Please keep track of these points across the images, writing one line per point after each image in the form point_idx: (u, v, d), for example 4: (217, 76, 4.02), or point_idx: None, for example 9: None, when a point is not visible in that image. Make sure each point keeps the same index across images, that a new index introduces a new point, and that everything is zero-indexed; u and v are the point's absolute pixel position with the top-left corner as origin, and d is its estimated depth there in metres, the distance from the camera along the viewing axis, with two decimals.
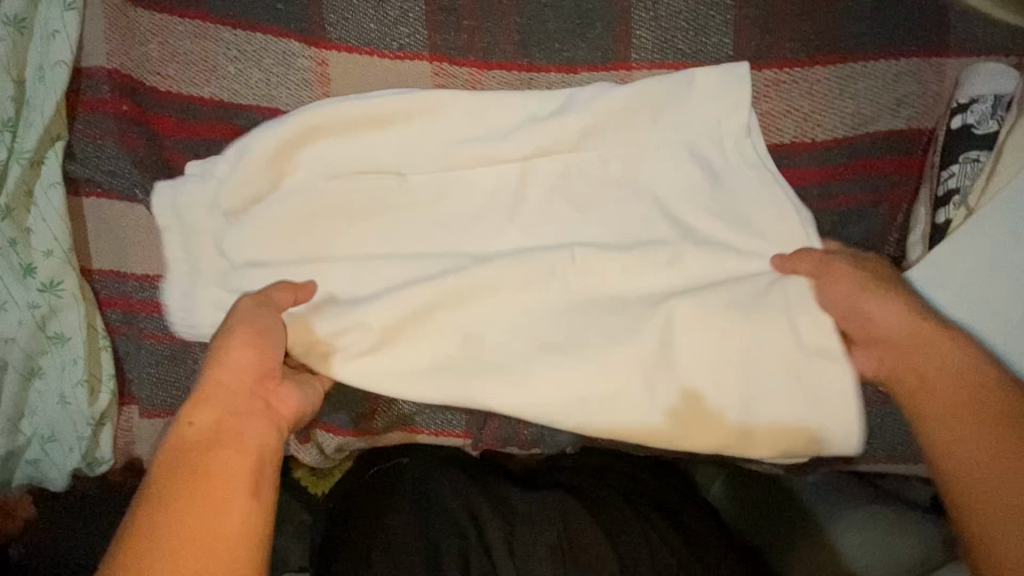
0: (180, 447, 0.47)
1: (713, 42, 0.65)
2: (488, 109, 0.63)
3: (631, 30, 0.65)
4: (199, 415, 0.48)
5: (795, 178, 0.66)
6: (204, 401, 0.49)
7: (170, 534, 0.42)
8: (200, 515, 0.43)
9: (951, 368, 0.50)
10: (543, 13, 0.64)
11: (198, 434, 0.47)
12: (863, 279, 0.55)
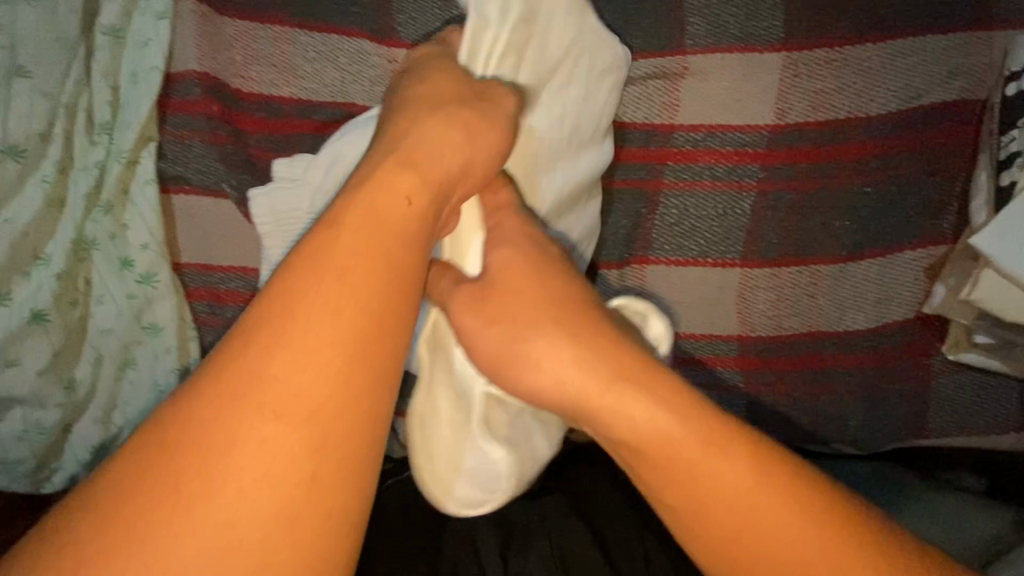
0: (375, 212, 0.42)
1: (765, 24, 0.67)
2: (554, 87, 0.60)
3: (684, 17, 0.67)
4: (404, 192, 0.43)
5: (851, 155, 0.68)
6: (411, 168, 0.45)
7: (290, 370, 0.35)
8: (331, 367, 0.36)
9: (644, 417, 0.43)
10: (600, 4, 0.67)
11: (393, 206, 0.42)
12: (501, 330, 0.48)
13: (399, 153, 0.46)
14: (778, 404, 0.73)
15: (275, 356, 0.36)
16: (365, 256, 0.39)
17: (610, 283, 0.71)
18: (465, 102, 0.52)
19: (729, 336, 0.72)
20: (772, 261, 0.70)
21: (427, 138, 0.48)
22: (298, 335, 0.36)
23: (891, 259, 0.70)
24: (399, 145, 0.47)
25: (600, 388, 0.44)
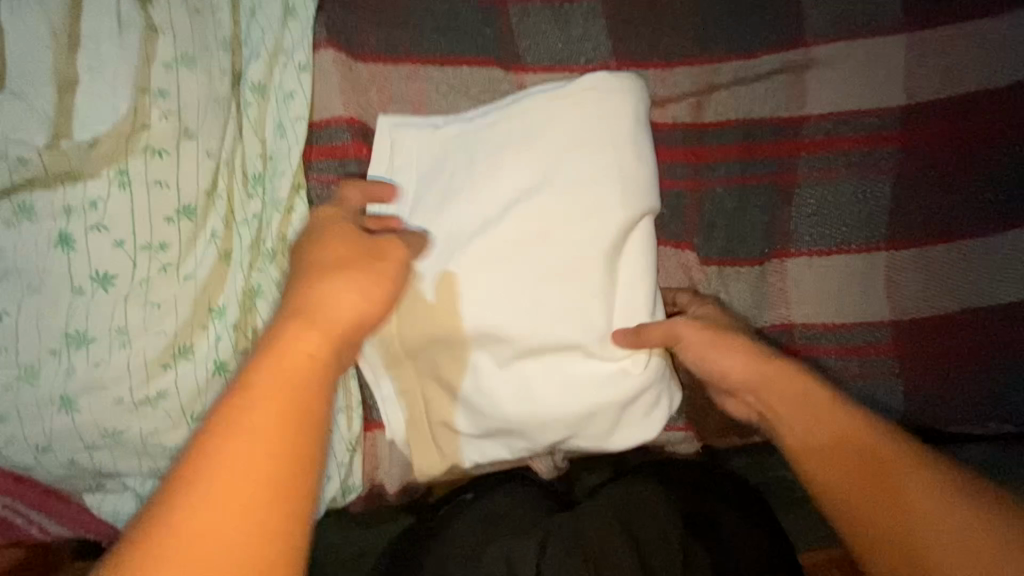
0: (285, 365, 0.46)
1: (880, 11, 0.69)
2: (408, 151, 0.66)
3: (801, 13, 0.68)
4: (306, 349, 0.48)
5: (986, 129, 0.68)
6: (310, 324, 0.49)
7: (213, 525, 0.39)
8: (248, 511, 0.40)
9: (786, 392, 0.59)
10: (715, 10, 0.69)
11: (299, 361, 0.47)
12: (750, 361, 0.61)
13: (301, 306, 0.50)
14: (945, 390, 0.70)
15: (187, 516, 0.39)
16: (274, 417, 0.43)
17: (753, 282, 0.70)
18: (362, 265, 0.54)
19: (882, 323, 0.70)
20: (920, 242, 0.69)
21: (332, 294, 0.51)
22: (219, 489, 0.40)
23: None
24: (301, 301, 0.51)
25: (797, 382, 0.59)
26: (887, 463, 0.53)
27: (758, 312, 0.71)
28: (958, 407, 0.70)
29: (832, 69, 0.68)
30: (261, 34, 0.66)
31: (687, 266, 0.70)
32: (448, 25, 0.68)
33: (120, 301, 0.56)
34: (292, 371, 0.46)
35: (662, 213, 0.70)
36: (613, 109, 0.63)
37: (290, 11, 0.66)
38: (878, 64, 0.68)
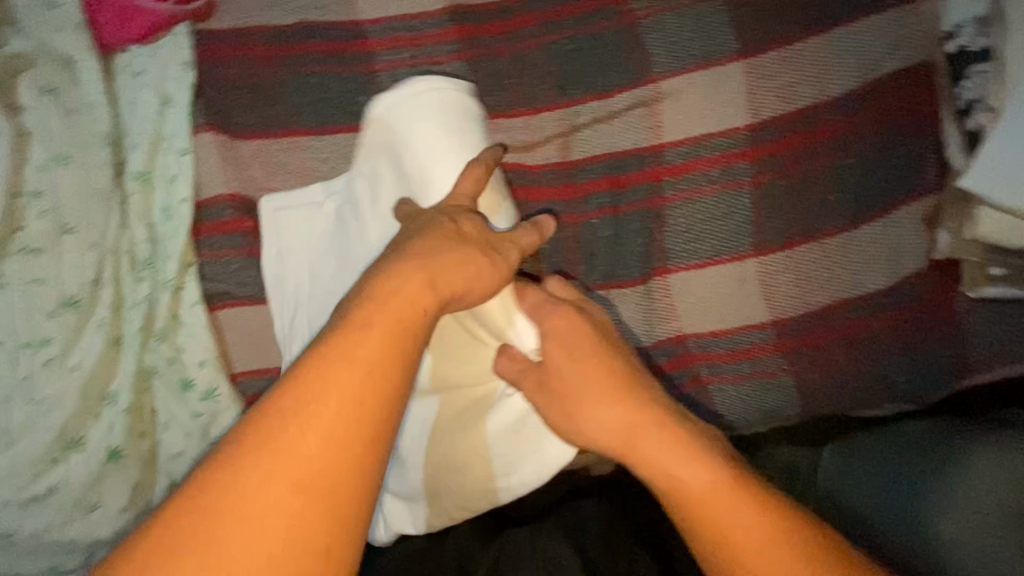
0: (398, 335, 0.49)
1: (720, 41, 0.74)
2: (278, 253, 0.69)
3: (647, 51, 0.74)
4: (421, 304, 0.51)
5: (829, 134, 0.73)
6: (427, 287, 0.52)
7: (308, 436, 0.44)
8: (339, 431, 0.45)
9: (665, 437, 0.60)
10: (569, 58, 0.74)
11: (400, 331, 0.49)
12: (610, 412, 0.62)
13: (423, 268, 0.53)
14: (825, 378, 0.77)
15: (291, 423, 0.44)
16: (376, 358, 0.47)
17: (640, 300, 0.76)
18: (475, 243, 0.58)
19: (762, 324, 0.76)
20: (784, 245, 0.74)
21: (447, 265, 0.55)
22: (264, 474, 0.43)
23: (891, 219, 0.74)
24: (428, 259, 0.54)
25: (666, 435, 0.60)
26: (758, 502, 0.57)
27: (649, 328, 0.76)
28: (842, 392, 0.77)
29: (682, 97, 0.74)
30: (140, 125, 0.69)
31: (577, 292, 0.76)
32: (323, 96, 0.72)
33: (5, 401, 0.58)
34: (394, 346, 0.48)
35: (546, 248, 0.74)
36: (405, 140, 0.66)
37: (167, 99, 0.70)
38: (721, 89, 0.74)
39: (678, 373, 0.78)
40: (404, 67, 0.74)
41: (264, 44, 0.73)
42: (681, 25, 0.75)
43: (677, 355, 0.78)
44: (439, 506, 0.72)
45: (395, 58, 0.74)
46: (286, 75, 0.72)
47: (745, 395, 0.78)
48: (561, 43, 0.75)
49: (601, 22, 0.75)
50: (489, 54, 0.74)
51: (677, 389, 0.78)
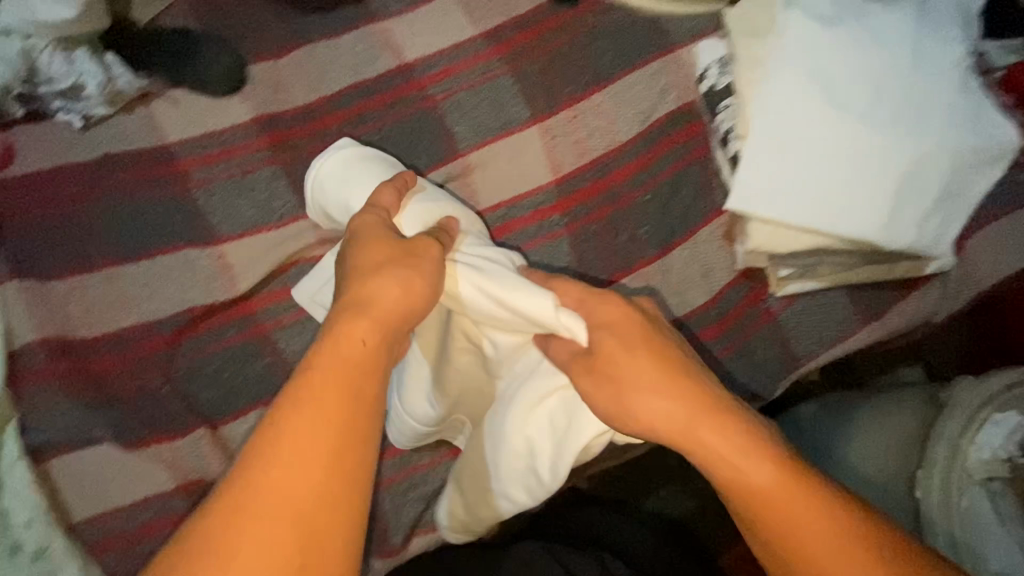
0: (347, 359, 0.48)
1: (513, 111, 0.82)
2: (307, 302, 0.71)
3: (450, 130, 0.81)
4: (359, 336, 0.50)
5: (626, 174, 0.81)
6: (359, 316, 0.51)
7: (280, 490, 0.42)
8: (313, 476, 0.43)
9: (736, 449, 0.53)
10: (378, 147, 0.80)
11: (353, 346, 0.49)
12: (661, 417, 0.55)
13: (353, 305, 0.52)
14: None
15: (258, 479, 0.42)
16: (331, 400, 0.45)
17: None
18: (398, 254, 0.57)
19: None
20: (608, 280, 0.80)
21: (379, 292, 0.53)
22: (257, 500, 0.42)
23: (696, 239, 0.81)
24: (352, 298, 0.53)
25: (742, 440, 0.53)
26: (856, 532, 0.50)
27: None
28: None
29: (488, 165, 0.80)
30: None
31: None
32: (137, 224, 0.73)
33: None
34: (349, 365, 0.48)
35: None
36: (341, 204, 0.70)
37: None
38: (522, 153, 0.80)
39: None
40: (218, 181, 0.76)
41: (69, 184, 0.73)
42: (476, 104, 0.82)
43: None
44: (473, 513, 0.70)
45: (208, 174, 0.76)
46: (98, 208, 0.73)
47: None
48: (368, 137, 0.80)
49: (403, 111, 0.81)
50: (301, 156, 0.78)
51: None
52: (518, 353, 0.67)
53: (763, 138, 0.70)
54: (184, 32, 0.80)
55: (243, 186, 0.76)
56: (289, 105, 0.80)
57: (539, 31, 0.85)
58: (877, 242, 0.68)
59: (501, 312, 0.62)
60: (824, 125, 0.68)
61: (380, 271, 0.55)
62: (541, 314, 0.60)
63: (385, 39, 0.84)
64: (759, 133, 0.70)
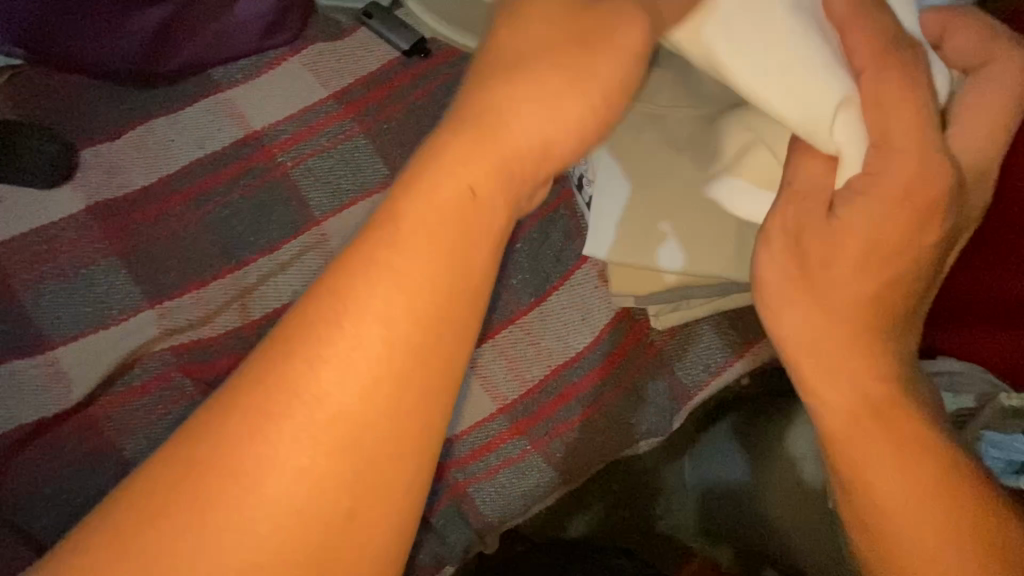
0: (458, 232, 0.36)
1: (369, 171, 0.79)
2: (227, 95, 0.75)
3: (305, 196, 0.78)
4: (470, 185, 0.36)
5: None
6: (472, 153, 0.37)
7: (327, 405, 0.32)
8: (377, 404, 0.33)
9: (869, 373, 0.41)
10: (227, 222, 0.75)
11: (455, 213, 0.36)
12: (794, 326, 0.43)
13: (478, 137, 0.38)
14: (568, 444, 0.78)
15: (297, 385, 0.32)
16: (415, 287, 0.34)
17: None
18: (589, 74, 0.40)
19: (492, 414, 0.77)
20: (485, 334, 0.78)
21: (514, 113, 0.38)
22: (304, 412, 0.32)
23: (569, 283, 0.79)
24: (484, 111, 0.39)
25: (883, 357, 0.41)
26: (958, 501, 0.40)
27: None
28: (589, 449, 0.78)
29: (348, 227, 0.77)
30: None
31: None
32: None
33: None
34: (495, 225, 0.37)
35: None
36: None
37: None
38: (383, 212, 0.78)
39: (432, 489, 0.76)
40: (53, 280, 0.71)
41: None
42: (331, 166, 0.79)
43: (427, 468, 0.76)
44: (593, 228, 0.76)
45: (39, 275, 0.71)
46: None
47: (504, 486, 0.76)
48: (218, 211, 0.76)
49: (253, 180, 0.77)
50: (143, 241, 0.74)
51: (456, 489, 0.76)
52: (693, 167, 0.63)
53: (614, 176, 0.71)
54: (3, 123, 0.73)
55: (77, 282, 0.71)
56: (127, 188, 0.76)
57: (392, 85, 0.83)
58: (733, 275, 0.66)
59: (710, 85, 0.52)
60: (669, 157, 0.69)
61: (554, 61, 0.40)
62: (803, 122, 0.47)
63: (229, 107, 0.80)
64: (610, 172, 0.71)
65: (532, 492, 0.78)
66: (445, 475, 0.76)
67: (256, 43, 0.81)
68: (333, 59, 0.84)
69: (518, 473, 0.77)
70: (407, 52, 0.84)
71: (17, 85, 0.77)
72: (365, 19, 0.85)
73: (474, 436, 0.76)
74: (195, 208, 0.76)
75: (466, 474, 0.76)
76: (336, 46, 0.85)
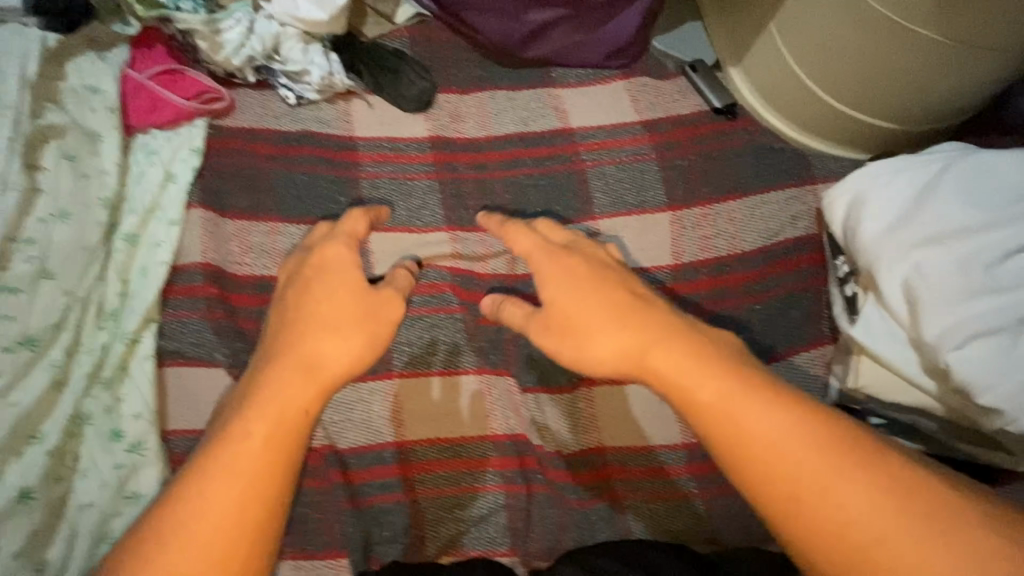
0: (302, 363, 0.64)
1: (651, 193, 0.89)
2: (599, 80, 0.97)
3: (591, 194, 0.88)
4: (300, 402, 0.62)
5: (739, 280, 0.85)
6: (303, 337, 0.65)
7: (222, 494, 0.56)
8: (264, 457, 0.58)
9: (742, 400, 0.55)
10: (526, 189, 0.88)
11: (289, 374, 0.63)
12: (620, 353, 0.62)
13: (305, 337, 0.65)
14: (732, 507, 0.80)
15: (204, 485, 0.56)
16: (270, 437, 0.59)
17: (567, 408, 0.81)
18: (363, 318, 0.68)
19: (675, 445, 0.81)
20: None
21: (322, 347, 0.65)
22: (226, 461, 0.57)
23: (792, 361, 0.82)
24: (300, 353, 0.65)
25: (719, 389, 0.56)
26: (883, 486, 0.50)
27: (576, 436, 0.80)
28: (749, 519, 0.80)
29: (616, 230, 0.86)
30: (142, 194, 0.78)
31: (587, 394, 0.82)
32: (307, 193, 0.84)
33: None
34: (320, 370, 0.64)
35: (485, 343, 0.80)
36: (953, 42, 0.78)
37: (171, 177, 0.80)
38: (647, 232, 0.87)
39: (597, 484, 0.79)
40: (385, 178, 0.86)
41: (265, 144, 0.86)
42: (620, 177, 0.89)
43: (598, 465, 0.80)
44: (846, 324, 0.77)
45: (377, 170, 0.87)
46: (281, 171, 0.84)
47: (661, 515, 0.79)
48: (518, 178, 0.89)
49: (554, 166, 0.90)
50: (455, 177, 0.88)
51: (615, 495, 0.79)
52: (950, 321, 0.65)
53: (894, 281, 0.70)
54: (399, 55, 0.92)
55: (401, 186, 0.86)
56: (460, 133, 0.91)
57: (695, 131, 0.93)
58: (1011, 418, 0.62)
59: (933, 298, 0.67)
60: (963, 286, 0.66)
61: (310, 287, 0.70)
62: (973, 367, 0.63)
63: (556, 103, 0.94)
64: (891, 277, 0.70)
65: (682, 537, 0.79)
66: (607, 476, 0.80)
67: (599, 60, 0.95)
68: (652, 93, 0.96)
69: (673, 511, 0.80)
70: (718, 110, 0.94)
71: (416, 31, 0.96)
72: (691, 71, 0.97)
73: (650, 457, 0.80)
74: (502, 169, 0.89)
75: (630, 487, 0.80)
76: (658, 84, 0.96)
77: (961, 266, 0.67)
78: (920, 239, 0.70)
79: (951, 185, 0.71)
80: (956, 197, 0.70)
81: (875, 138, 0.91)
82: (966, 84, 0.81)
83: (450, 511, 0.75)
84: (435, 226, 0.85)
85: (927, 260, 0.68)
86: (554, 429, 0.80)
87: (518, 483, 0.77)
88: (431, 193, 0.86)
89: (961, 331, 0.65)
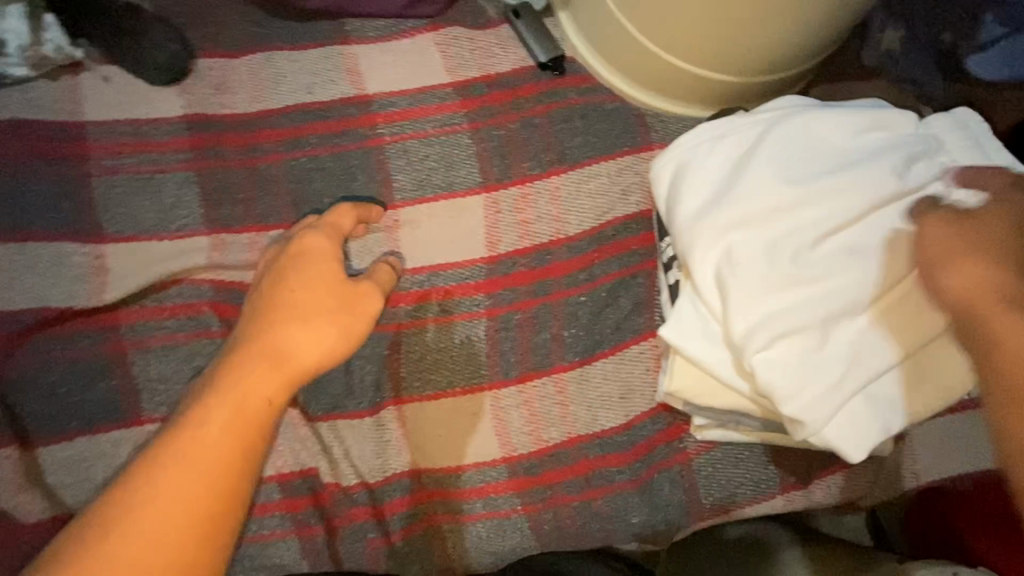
0: (268, 350, 0.56)
1: (462, 172, 0.75)
2: (402, 31, 0.80)
3: (391, 176, 0.74)
4: (264, 393, 0.54)
5: (561, 269, 0.74)
6: (282, 323, 0.57)
7: (171, 484, 0.49)
8: (218, 451, 0.51)
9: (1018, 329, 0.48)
10: (310, 175, 0.73)
11: (252, 362, 0.55)
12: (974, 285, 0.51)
13: (273, 327, 0.57)
14: (560, 520, 0.73)
15: (162, 469, 0.49)
16: (227, 427, 0.52)
17: (369, 433, 0.71)
18: (342, 304, 0.60)
19: (495, 460, 0.73)
20: (518, 377, 0.73)
21: (289, 337, 0.57)
22: (184, 450, 0.50)
23: (620, 357, 0.74)
24: (267, 343, 0.57)
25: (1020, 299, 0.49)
26: None
27: (384, 460, 0.71)
28: (578, 531, 0.73)
29: (421, 220, 0.74)
30: None
31: (394, 413, 0.71)
32: (20, 201, 0.67)
33: None
34: (296, 360, 0.56)
35: None
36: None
37: None
38: (457, 219, 0.74)
39: (410, 511, 0.71)
40: (127, 173, 0.70)
41: None
42: (427, 154, 0.75)
43: (410, 490, 0.71)
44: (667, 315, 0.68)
45: (115, 163, 0.70)
46: None
47: (482, 537, 0.72)
48: (301, 161, 0.73)
49: (345, 144, 0.75)
50: (222, 166, 0.72)
51: (431, 520, 0.71)
52: (756, 317, 0.58)
53: (707, 270, 0.60)
54: (137, 10, 0.73)
55: (148, 183, 0.70)
56: (226, 109, 0.74)
57: (516, 93, 0.79)
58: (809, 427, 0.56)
59: (743, 290, 0.58)
60: (772, 278, 0.58)
61: (286, 270, 0.61)
62: (776, 372, 0.56)
63: (349, 62, 0.78)
64: (703, 265, 0.60)
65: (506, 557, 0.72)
66: (419, 501, 0.71)
67: (397, 8, 0.78)
68: (466, 46, 0.80)
69: (496, 530, 0.72)
70: (542, 65, 0.80)
71: None
72: (513, 17, 0.81)
73: (468, 476, 0.72)
74: (281, 152, 0.73)
75: (447, 510, 0.72)
76: (474, 35, 0.81)
77: (771, 255, 0.58)
78: (735, 222, 0.60)
79: (769, 155, 0.61)
80: (776, 169, 0.60)
81: (716, 94, 0.79)
82: (800, 30, 0.69)
83: (235, 565, 0.67)
84: (194, 229, 0.70)
85: (739, 245, 0.59)
86: (354, 457, 0.70)
87: (314, 523, 0.68)
88: (189, 188, 0.71)
89: (766, 330, 0.57)
